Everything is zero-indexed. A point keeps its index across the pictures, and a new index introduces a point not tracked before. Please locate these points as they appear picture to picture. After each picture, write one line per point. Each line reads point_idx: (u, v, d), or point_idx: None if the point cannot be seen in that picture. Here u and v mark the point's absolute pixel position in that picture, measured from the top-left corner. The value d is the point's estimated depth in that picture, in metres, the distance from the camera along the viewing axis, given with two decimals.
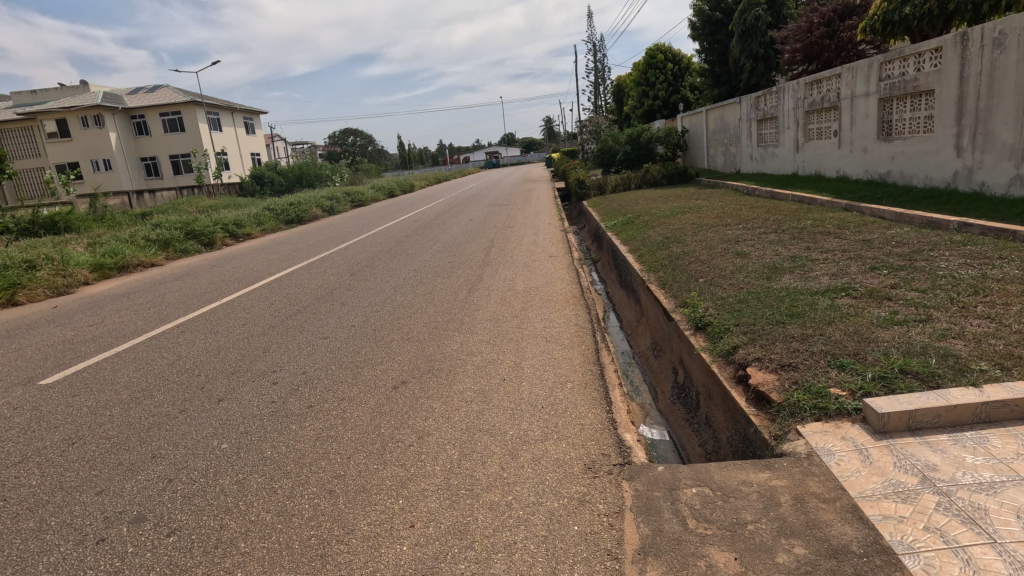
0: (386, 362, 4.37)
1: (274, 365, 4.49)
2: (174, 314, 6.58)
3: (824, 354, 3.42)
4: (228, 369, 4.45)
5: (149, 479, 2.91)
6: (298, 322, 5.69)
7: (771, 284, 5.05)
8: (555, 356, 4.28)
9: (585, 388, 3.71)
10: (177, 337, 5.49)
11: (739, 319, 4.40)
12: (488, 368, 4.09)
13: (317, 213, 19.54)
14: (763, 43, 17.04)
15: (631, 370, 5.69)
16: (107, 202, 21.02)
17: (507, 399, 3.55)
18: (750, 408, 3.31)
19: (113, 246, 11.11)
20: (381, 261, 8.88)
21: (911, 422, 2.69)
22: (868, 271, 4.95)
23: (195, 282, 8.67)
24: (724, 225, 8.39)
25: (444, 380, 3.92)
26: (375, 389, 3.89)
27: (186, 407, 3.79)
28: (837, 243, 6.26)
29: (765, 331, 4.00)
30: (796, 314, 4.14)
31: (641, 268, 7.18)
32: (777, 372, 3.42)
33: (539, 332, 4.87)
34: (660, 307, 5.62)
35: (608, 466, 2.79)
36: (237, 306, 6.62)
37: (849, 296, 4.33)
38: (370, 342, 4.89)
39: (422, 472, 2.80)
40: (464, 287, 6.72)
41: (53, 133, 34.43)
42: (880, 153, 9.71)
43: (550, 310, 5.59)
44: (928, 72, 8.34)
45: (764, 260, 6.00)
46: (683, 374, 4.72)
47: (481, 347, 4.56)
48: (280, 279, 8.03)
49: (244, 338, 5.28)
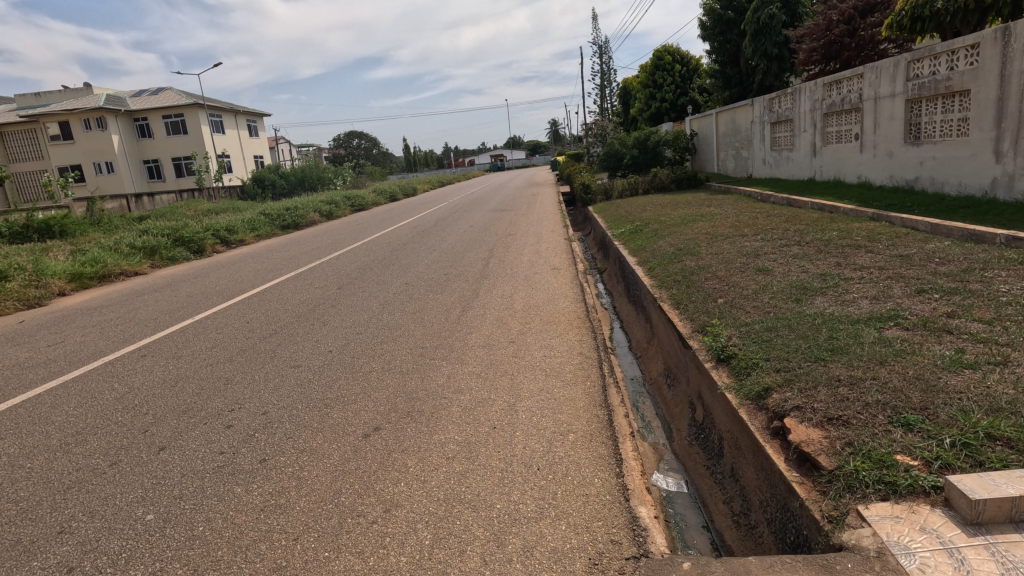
0: (360, 401, 3.79)
1: (233, 402, 3.91)
2: (140, 333, 6.03)
3: (882, 406, 2.80)
4: (179, 407, 3.87)
5: (44, 568, 2.33)
6: (271, 347, 5.11)
7: (803, 308, 4.44)
8: (554, 396, 3.68)
9: (590, 440, 3.12)
10: (135, 363, 4.93)
11: (769, 353, 3.78)
12: (477, 412, 3.50)
13: (316, 218, 19.05)
14: (777, 42, 16.41)
15: (641, 402, 5.09)
16: (104, 205, 20.60)
17: (497, 457, 2.95)
18: (792, 471, 2.71)
19: (95, 253, 10.60)
20: (371, 273, 8.31)
21: (1013, 512, 2.08)
22: (914, 294, 4.35)
23: (174, 294, 8.14)
24: (741, 236, 7.77)
25: (424, 428, 3.33)
26: (342, 437, 3.31)
27: (120, 458, 3.22)
28: (870, 258, 5.65)
29: (804, 371, 3.38)
30: (839, 349, 3.53)
31: (652, 284, 6.58)
32: (823, 428, 2.81)
33: (538, 364, 4.26)
34: (674, 331, 5.02)
35: (618, 562, 2.19)
36: (210, 325, 6.05)
37: (898, 327, 3.72)
38: (346, 373, 4.31)
39: (383, 566, 2.21)
40: (457, 305, 6.14)
41: (56, 136, 34.25)
42: (906, 158, 9.08)
43: (551, 334, 5.01)
44: (964, 71, 7.73)
45: (790, 278, 5.39)
46: (702, 412, 4.13)
47: (471, 382, 3.98)
48: (262, 293, 7.47)
49: (207, 366, 4.70)
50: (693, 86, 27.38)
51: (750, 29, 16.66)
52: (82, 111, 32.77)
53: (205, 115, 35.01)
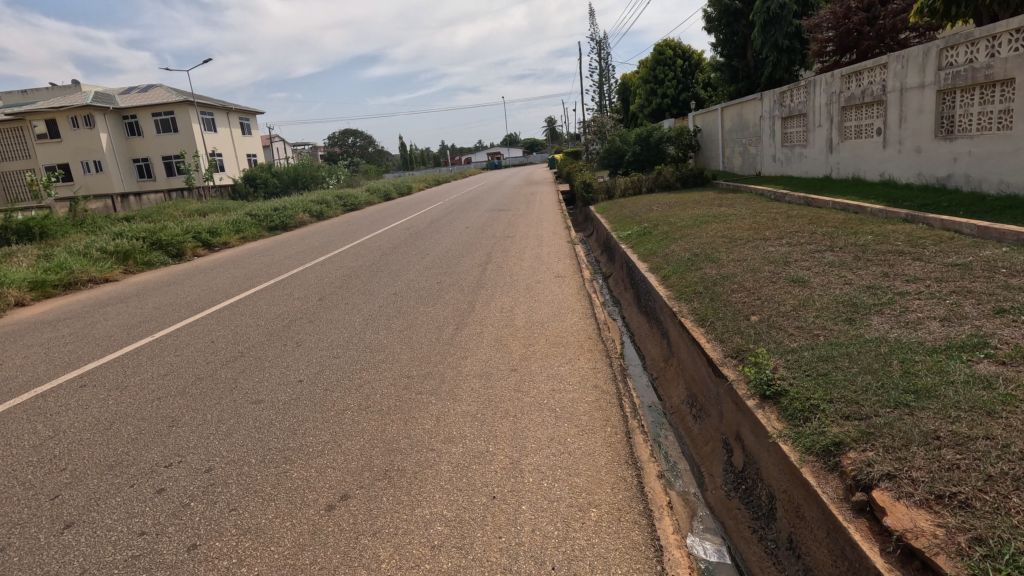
0: (328, 454, 3.06)
1: (172, 455, 3.18)
2: (90, 354, 5.29)
3: (1013, 484, 2.11)
4: (105, 462, 3.14)
5: None
6: (232, 375, 4.37)
7: (861, 332, 3.73)
8: (568, 449, 2.97)
9: (616, 519, 2.42)
10: (70, 396, 4.18)
11: (831, 393, 3.06)
12: (472, 472, 2.78)
13: (306, 218, 18.30)
14: (789, 33, 15.72)
15: (663, 436, 4.38)
16: (88, 206, 19.80)
17: (497, 548, 2.24)
18: (896, 574, 1.99)
19: (62, 259, 9.83)
20: (357, 282, 7.58)
21: None
22: (991, 314, 3.65)
23: (140, 305, 7.39)
24: (764, 240, 7.10)
25: (403, 498, 2.61)
26: (300, 510, 2.59)
27: (9, 543, 2.48)
28: (921, 267, 4.97)
29: (883, 421, 2.68)
30: (924, 391, 2.83)
31: (667, 295, 5.87)
32: (932, 511, 2.12)
33: (545, 403, 3.54)
34: (702, 354, 4.30)
35: None
36: (170, 345, 5.31)
37: (992, 361, 3.02)
38: (315, 413, 3.59)
39: None
40: (450, 322, 5.41)
41: (43, 134, 33.35)
42: (936, 154, 8.40)
43: (559, 360, 4.29)
44: (1006, 57, 7.06)
45: (834, 291, 4.69)
46: (742, 457, 3.44)
47: (464, 427, 3.25)
48: (235, 305, 6.75)
49: (152, 402, 3.96)
50: (696, 81, 26.69)
51: (760, 20, 15.96)
52: (69, 108, 31.89)
53: (195, 112, 34.17)
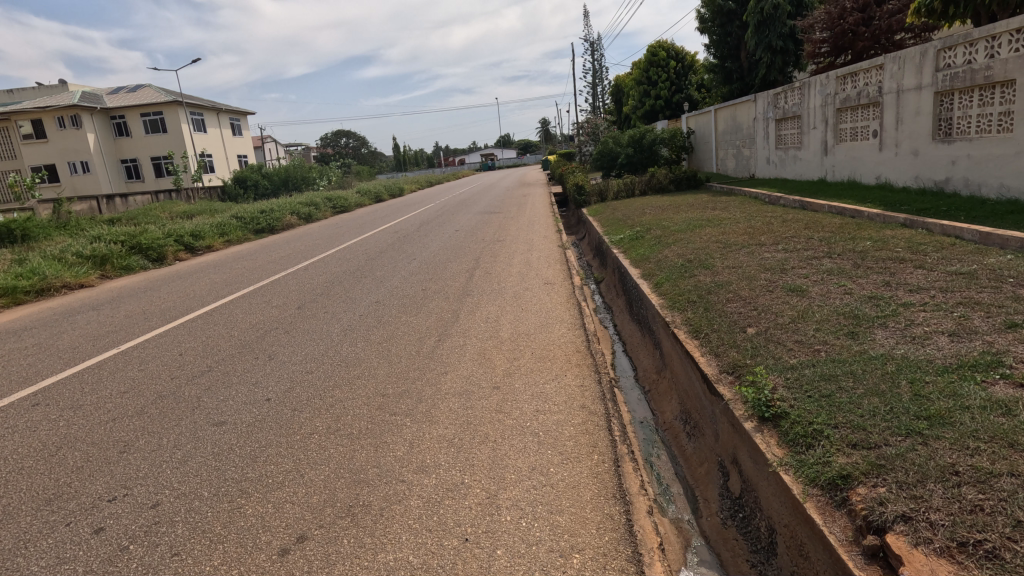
0: (289, 486, 2.79)
1: (118, 487, 2.90)
2: (49, 368, 4.99)
3: None
4: (42, 496, 2.85)
5: None
6: (195, 394, 4.09)
7: (865, 348, 3.50)
8: (551, 481, 2.72)
9: (602, 567, 2.17)
10: (20, 416, 3.90)
11: (836, 418, 2.82)
12: (445, 510, 2.52)
13: (294, 221, 17.97)
14: (783, 34, 15.59)
15: (655, 454, 4.12)
16: (73, 208, 19.39)
17: None
18: None
19: (35, 264, 9.49)
20: (339, 288, 7.30)
21: None
22: (1002, 329, 3.44)
23: (111, 313, 7.08)
24: (759, 245, 6.89)
25: (367, 541, 2.34)
26: (250, 554, 2.32)
27: None
28: (924, 275, 4.77)
29: (895, 452, 2.44)
30: (938, 417, 2.60)
31: (660, 303, 5.64)
32: (955, 562, 1.89)
33: (528, 425, 3.29)
34: (696, 369, 4.04)
35: None
36: (135, 358, 5.02)
37: (1008, 382, 2.80)
38: (279, 438, 3.32)
39: None
40: (432, 333, 5.15)
41: (29, 134, 32.81)
42: (935, 157, 8.21)
43: (546, 377, 4.03)
44: (1006, 58, 6.89)
45: (834, 301, 4.47)
46: (739, 482, 3.18)
47: (439, 455, 2.99)
48: (210, 313, 6.46)
49: (106, 424, 3.67)
50: (690, 83, 26.55)
51: (753, 20, 15.82)
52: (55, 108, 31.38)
53: (184, 112, 33.72)
